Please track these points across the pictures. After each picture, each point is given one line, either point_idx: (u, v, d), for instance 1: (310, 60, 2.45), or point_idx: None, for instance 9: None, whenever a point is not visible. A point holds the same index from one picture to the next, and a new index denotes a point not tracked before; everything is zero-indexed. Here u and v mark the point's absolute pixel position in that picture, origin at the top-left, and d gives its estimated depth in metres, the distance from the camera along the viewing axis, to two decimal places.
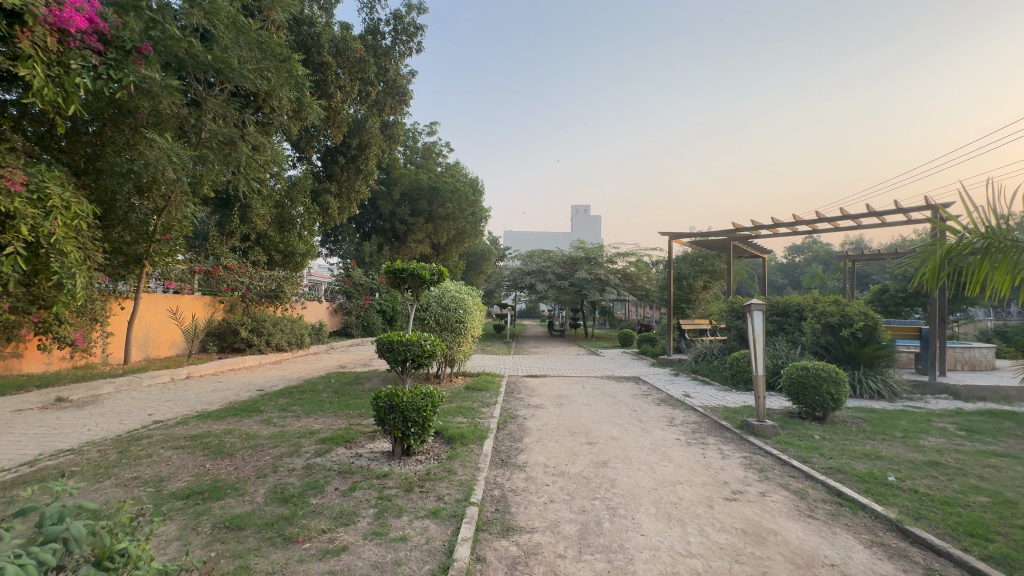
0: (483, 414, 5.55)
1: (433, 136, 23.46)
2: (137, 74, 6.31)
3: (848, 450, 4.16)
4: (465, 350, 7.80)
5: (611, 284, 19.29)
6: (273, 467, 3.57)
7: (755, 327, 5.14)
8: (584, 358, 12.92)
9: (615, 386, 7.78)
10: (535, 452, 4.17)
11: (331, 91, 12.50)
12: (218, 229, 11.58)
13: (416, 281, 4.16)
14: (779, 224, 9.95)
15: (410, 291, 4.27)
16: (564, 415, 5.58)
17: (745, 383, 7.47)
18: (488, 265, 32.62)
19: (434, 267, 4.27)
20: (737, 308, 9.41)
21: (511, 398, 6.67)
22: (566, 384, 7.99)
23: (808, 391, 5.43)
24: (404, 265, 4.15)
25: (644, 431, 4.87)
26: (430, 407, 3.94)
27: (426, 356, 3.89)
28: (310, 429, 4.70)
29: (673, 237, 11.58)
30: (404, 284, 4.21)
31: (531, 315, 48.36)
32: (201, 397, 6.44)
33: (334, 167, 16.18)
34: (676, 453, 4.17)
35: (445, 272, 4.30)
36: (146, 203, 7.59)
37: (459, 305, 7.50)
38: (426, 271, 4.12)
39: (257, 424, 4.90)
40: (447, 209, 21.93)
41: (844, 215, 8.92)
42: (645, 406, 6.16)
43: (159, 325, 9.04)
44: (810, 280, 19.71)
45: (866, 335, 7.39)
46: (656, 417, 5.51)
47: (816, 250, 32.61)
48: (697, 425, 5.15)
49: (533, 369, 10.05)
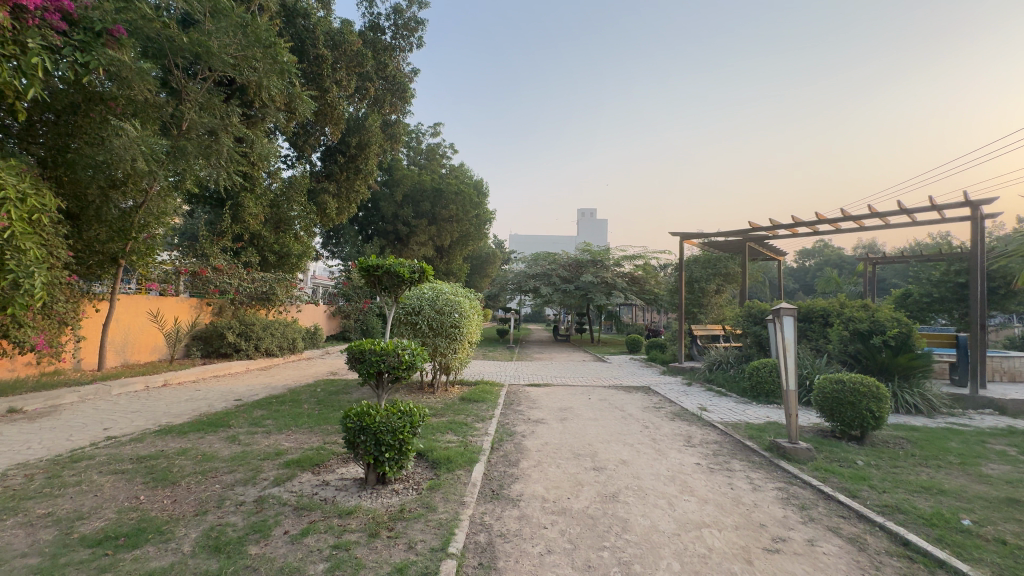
0: (476, 431, 4.96)
1: (436, 136, 23.01)
2: (108, 57, 5.64)
3: (902, 481, 3.53)
4: (462, 357, 7.23)
5: (619, 288, 18.67)
6: (218, 501, 2.99)
7: (786, 336, 4.48)
8: (590, 365, 12.30)
9: (624, 397, 7.16)
10: (532, 480, 3.57)
11: (327, 86, 12.03)
12: (209, 229, 11.09)
13: (393, 280, 3.61)
14: (799, 223, 9.31)
15: (387, 291, 3.71)
16: (567, 433, 4.97)
17: (766, 395, 6.84)
18: (493, 268, 32.09)
19: (417, 264, 3.70)
20: (755, 314, 8.75)
21: (509, 411, 6.07)
22: (570, 394, 7.38)
23: (844, 408, 4.80)
24: (380, 261, 3.59)
25: (658, 454, 4.25)
26: (409, 428, 3.35)
27: (404, 368, 3.31)
28: (277, 448, 4.13)
29: (684, 237, 10.96)
30: (381, 284, 3.66)
31: (537, 319, 47.79)
32: (171, 408, 5.89)
33: (334, 166, 15.72)
34: (698, 482, 3.55)
35: (430, 271, 3.73)
36: (123, 199, 7.07)
37: (454, 310, 6.94)
38: (404, 269, 3.55)
39: (220, 443, 4.33)
40: (450, 211, 21.41)
41: (872, 213, 8.27)
42: (658, 421, 5.54)
43: (139, 328, 8.54)
44: (824, 284, 19.02)
45: (899, 343, 6.78)
46: (672, 436, 4.89)
47: (829, 254, 31.78)
48: (719, 446, 4.53)
49: (536, 377, 9.45)
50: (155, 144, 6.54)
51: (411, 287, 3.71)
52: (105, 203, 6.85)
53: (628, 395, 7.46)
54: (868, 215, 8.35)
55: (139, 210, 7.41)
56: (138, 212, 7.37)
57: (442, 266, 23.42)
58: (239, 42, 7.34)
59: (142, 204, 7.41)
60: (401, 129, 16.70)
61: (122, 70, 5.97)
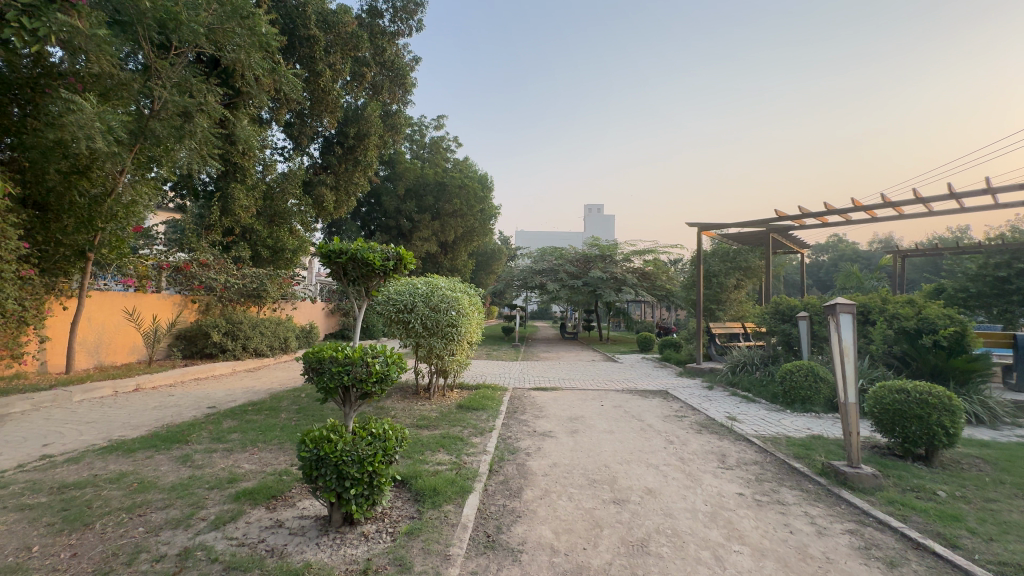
0: (473, 447, 4.26)
1: (440, 129, 22.32)
2: (62, 24, 4.96)
3: (1009, 524, 2.77)
4: (460, 359, 6.53)
5: (629, 284, 17.90)
6: (131, 555, 2.31)
7: (845, 339, 3.73)
8: (600, 365, 11.53)
9: (641, 404, 6.43)
10: (539, 519, 2.85)
11: (320, 69, 11.33)
12: (197, 223, 10.40)
13: (361, 269, 2.93)
14: (830, 212, 8.51)
15: (360, 284, 3.05)
16: (580, 450, 4.25)
17: (801, 402, 6.09)
18: (499, 266, 31.40)
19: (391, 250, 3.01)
20: (784, 311, 7.98)
21: (513, 422, 5.36)
22: (580, 401, 6.65)
23: (908, 422, 4.05)
24: (344, 246, 2.93)
25: (691, 481, 3.52)
26: (381, 456, 2.64)
27: (374, 381, 2.60)
28: (233, 473, 3.46)
29: (701, 228, 10.18)
30: (351, 275, 3.01)
31: (543, 316, 47.08)
32: (132, 418, 5.23)
33: (331, 158, 15.06)
34: (747, 523, 2.83)
35: (407, 259, 3.02)
36: (88, 184, 6.46)
37: (451, 307, 6.22)
38: (374, 256, 2.87)
39: (167, 466, 3.64)
40: (454, 205, 20.70)
41: (916, 199, 7.45)
42: (684, 435, 4.81)
43: (115, 328, 7.94)
44: (844, 280, 18.08)
45: (952, 343, 6.00)
46: (703, 454, 4.17)
47: (843, 250, 30.78)
48: (761, 470, 3.79)
49: (543, 379, 8.75)
50: (113, 119, 5.65)
51: (386, 277, 3.02)
52: (70, 190, 6.30)
53: (644, 401, 6.70)
54: (909, 200, 7.54)
55: (109, 198, 6.69)
56: (107, 199, 6.63)
57: (446, 263, 22.71)
58: (216, 14, 6.71)
59: (111, 191, 6.67)
60: (402, 119, 16.03)
61: (76, 38, 5.29)
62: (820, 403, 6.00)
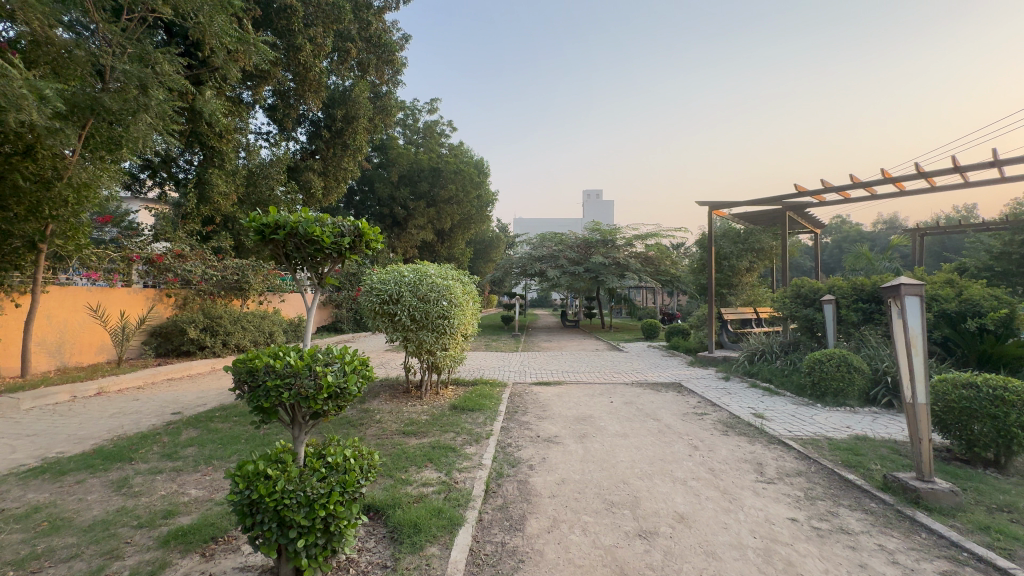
0: (468, 460, 3.65)
1: (433, 113, 21.40)
2: None
3: None
4: (454, 353, 5.91)
5: (632, 270, 17.24)
6: None
7: (912, 328, 3.08)
8: (605, 355, 10.93)
9: (656, 400, 5.81)
10: (547, 565, 2.23)
11: (299, 43, 10.43)
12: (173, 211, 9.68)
13: (306, 250, 2.72)
14: (854, 186, 7.80)
15: (306, 258, 2.83)
16: (592, 461, 3.65)
17: (833, 395, 5.49)
18: (497, 254, 30.70)
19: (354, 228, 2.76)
20: (807, 294, 7.34)
21: (513, 425, 4.74)
22: (588, 397, 6.03)
23: (979, 421, 3.43)
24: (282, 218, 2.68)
25: (729, 503, 2.90)
26: (341, 494, 1.99)
27: (325, 398, 1.94)
28: (172, 504, 2.83)
29: (712, 207, 9.49)
30: (297, 248, 2.78)
31: (543, 305, 46.58)
32: (81, 429, 4.60)
33: (318, 142, 14.28)
34: (814, 566, 2.21)
35: (371, 240, 2.81)
36: (30, 166, 5.67)
37: (442, 296, 5.57)
38: (321, 232, 2.62)
39: (96, 495, 3.01)
40: (449, 191, 19.91)
41: (955, 168, 6.75)
42: (710, 438, 4.20)
43: (78, 326, 7.28)
44: (852, 261, 17.29)
45: (1001, 327, 5.39)
46: (737, 464, 3.56)
47: (848, 232, 30.00)
48: (811, 485, 3.18)
49: (546, 372, 8.14)
50: (45, 85, 4.88)
51: (340, 256, 2.81)
52: (12, 172, 5.54)
53: (658, 396, 6.09)
54: (947, 170, 6.85)
55: (58, 180, 5.95)
56: (57, 183, 5.90)
57: (443, 252, 22.04)
58: None
59: (62, 172, 5.93)
60: (393, 101, 15.16)
61: None
62: (855, 396, 5.39)
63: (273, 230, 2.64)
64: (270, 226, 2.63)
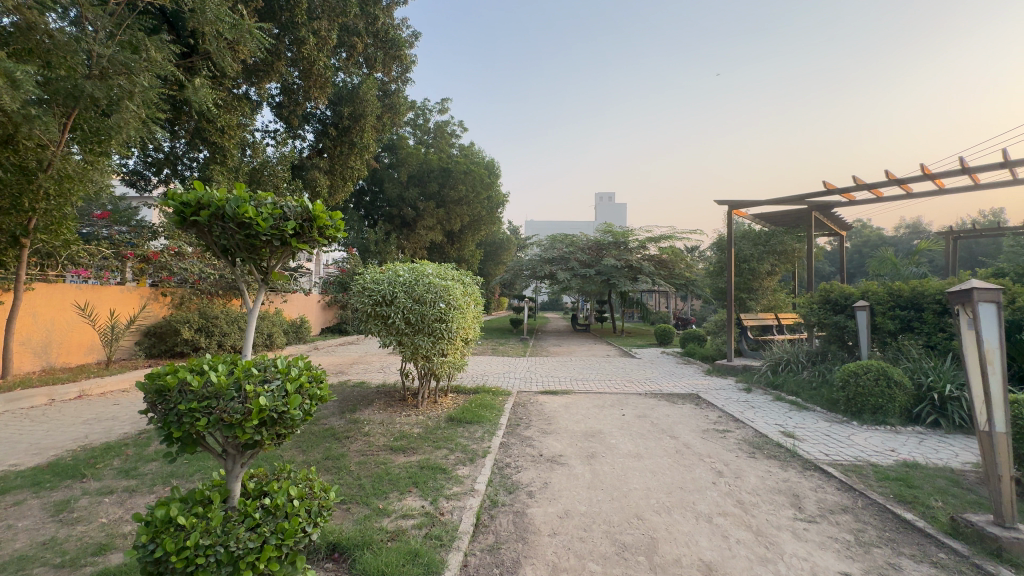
0: (459, 484, 3.20)
1: (444, 113, 21.10)
2: None
3: None
4: (453, 359, 5.49)
5: (645, 273, 16.69)
6: None
7: (987, 340, 2.59)
8: (617, 361, 10.41)
9: (673, 414, 5.31)
10: None
11: (303, 36, 10.12)
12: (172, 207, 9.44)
13: (246, 241, 2.55)
14: (888, 183, 7.21)
15: (242, 246, 2.63)
16: (602, 489, 3.17)
17: (871, 412, 4.95)
18: (508, 256, 30.33)
19: (300, 209, 2.57)
20: (837, 300, 6.77)
21: (514, 441, 4.29)
22: (597, 409, 5.56)
23: None
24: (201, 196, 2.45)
25: (767, 549, 2.41)
26: (276, 551, 1.56)
27: (255, 425, 1.50)
28: (107, 537, 2.42)
29: (733, 207, 8.95)
30: (225, 234, 2.57)
31: (553, 308, 46.06)
32: (46, 437, 4.24)
33: (325, 140, 13.98)
34: None
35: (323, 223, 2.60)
36: (10, 156, 5.35)
37: (439, 298, 5.13)
38: (259, 216, 2.41)
39: (28, 521, 2.61)
40: (459, 191, 19.55)
41: (1006, 164, 6.13)
42: (737, 462, 3.70)
43: (66, 325, 7.00)
44: (878, 266, 16.37)
45: None
46: (772, 496, 3.06)
47: (870, 235, 28.90)
48: (862, 526, 2.68)
49: (554, 379, 7.67)
50: (16, 67, 4.52)
51: (283, 243, 2.61)
52: None
53: (674, 409, 5.58)
54: (998, 166, 6.23)
55: (41, 172, 5.68)
56: (38, 174, 5.61)
57: (452, 253, 21.68)
58: None
59: (45, 164, 5.66)
60: (401, 100, 14.84)
61: None
62: (896, 414, 4.84)
63: (197, 212, 2.46)
64: (194, 208, 2.44)
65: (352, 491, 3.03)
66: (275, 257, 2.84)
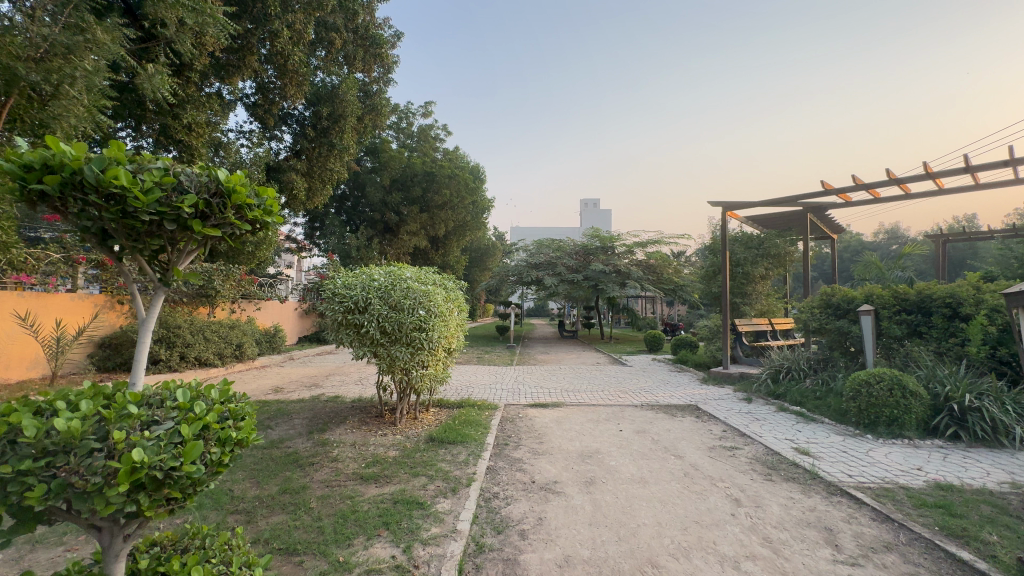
0: (437, 524, 2.71)
1: (429, 116, 20.62)
2: None
3: None
4: (434, 372, 5.00)
5: (634, 278, 16.39)
6: None
7: None
8: (608, 369, 10.00)
9: (675, 429, 4.88)
10: None
11: (276, 28, 9.55)
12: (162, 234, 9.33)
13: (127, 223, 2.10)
14: (887, 183, 6.95)
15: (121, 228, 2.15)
16: (605, 525, 2.72)
17: (886, 424, 4.61)
18: (494, 262, 29.88)
19: (201, 181, 2.16)
20: (839, 305, 6.46)
21: (502, 464, 3.81)
22: (592, 424, 5.12)
23: None
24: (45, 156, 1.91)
25: None
26: None
27: (124, 498, 1.04)
28: None
29: (727, 208, 8.64)
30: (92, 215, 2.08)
31: (539, 314, 45.70)
32: None
33: (303, 141, 13.41)
34: None
35: (235, 201, 2.22)
36: None
37: (418, 304, 4.65)
38: (129, 175, 1.91)
39: None
40: (443, 196, 19.06)
41: (1011, 162, 5.89)
42: (754, 488, 3.28)
43: (5, 337, 6.30)
44: (862, 270, 16.28)
45: None
46: (803, 532, 2.63)
47: (851, 240, 29.22)
48: (915, 571, 2.27)
49: (544, 390, 7.22)
50: None
51: (177, 221, 2.15)
52: None
53: (675, 423, 5.16)
54: (1003, 164, 6.00)
55: None
56: None
57: (436, 259, 21.14)
58: None
59: None
60: (384, 101, 14.31)
61: None
62: (913, 426, 4.49)
63: (43, 179, 1.93)
64: (38, 173, 1.92)
65: (309, 537, 2.51)
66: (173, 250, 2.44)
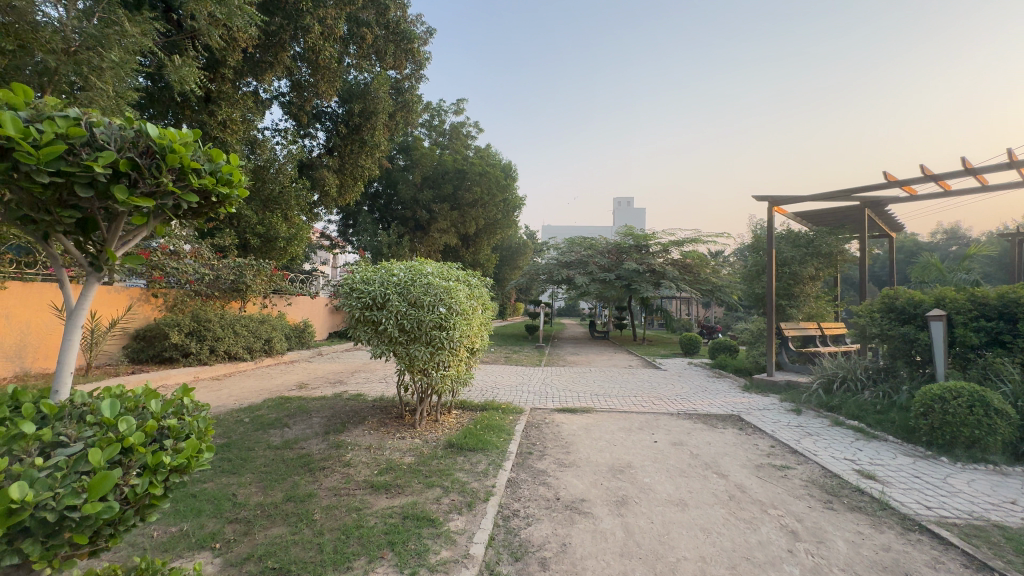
0: (448, 545, 2.42)
1: (460, 113, 20.50)
2: None
3: None
4: (455, 373, 4.74)
5: (669, 278, 15.77)
6: None
7: None
8: (641, 372, 9.53)
9: (717, 443, 4.44)
10: None
11: (308, 23, 9.49)
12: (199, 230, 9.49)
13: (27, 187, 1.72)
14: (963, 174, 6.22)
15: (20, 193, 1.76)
16: (639, 558, 2.36)
17: (966, 446, 4.03)
18: (525, 261, 29.56)
19: (124, 135, 1.78)
20: (903, 309, 5.82)
21: (525, 476, 3.50)
22: (624, 433, 4.74)
23: None
24: None
25: None
26: None
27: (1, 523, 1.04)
28: None
29: (774, 203, 8.03)
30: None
31: (570, 314, 45.12)
32: None
33: (335, 138, 13.46)
34: None
35: (171, 162, 1.83)
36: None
37: (439, 301, 4.39)
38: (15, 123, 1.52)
39: None
40: (474, 193, 18.89)
41: None
42: (813, 518, 2.84)
43: (44, 327, 6.48)
44: (920, 272, 15.02)
45: None
46: None
47: (905, 240, 27.26)
48: None
49: (572, 394, 6.86)
50: None
51: (90, 186, 1.76)
52: None
53: (716, 435, 4.71)
54: None
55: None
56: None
57: (467, 257, 21.00)
58: None
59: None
60: (415, 97, 14.19)
61: None
62: (999, 450, 3.90)
63: None
64: None
65: (306, 556, 2.27)
66: (105, 226, 2.09)
